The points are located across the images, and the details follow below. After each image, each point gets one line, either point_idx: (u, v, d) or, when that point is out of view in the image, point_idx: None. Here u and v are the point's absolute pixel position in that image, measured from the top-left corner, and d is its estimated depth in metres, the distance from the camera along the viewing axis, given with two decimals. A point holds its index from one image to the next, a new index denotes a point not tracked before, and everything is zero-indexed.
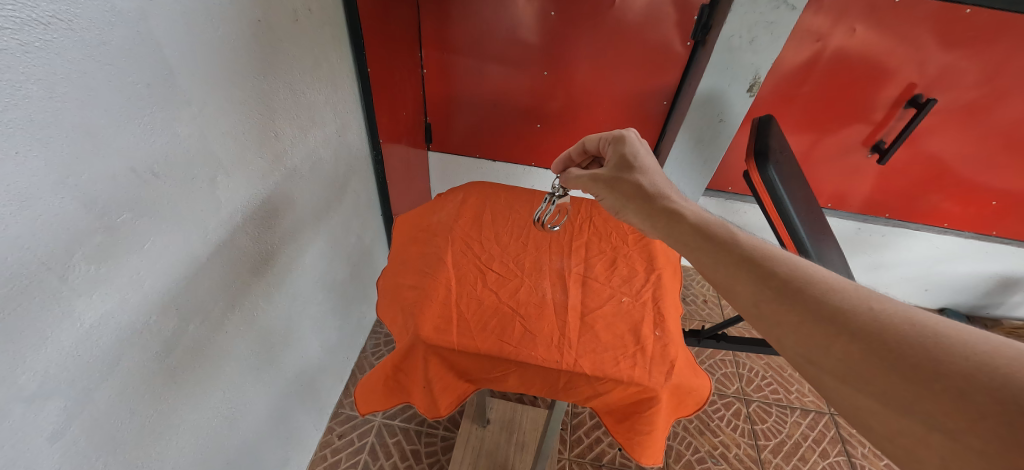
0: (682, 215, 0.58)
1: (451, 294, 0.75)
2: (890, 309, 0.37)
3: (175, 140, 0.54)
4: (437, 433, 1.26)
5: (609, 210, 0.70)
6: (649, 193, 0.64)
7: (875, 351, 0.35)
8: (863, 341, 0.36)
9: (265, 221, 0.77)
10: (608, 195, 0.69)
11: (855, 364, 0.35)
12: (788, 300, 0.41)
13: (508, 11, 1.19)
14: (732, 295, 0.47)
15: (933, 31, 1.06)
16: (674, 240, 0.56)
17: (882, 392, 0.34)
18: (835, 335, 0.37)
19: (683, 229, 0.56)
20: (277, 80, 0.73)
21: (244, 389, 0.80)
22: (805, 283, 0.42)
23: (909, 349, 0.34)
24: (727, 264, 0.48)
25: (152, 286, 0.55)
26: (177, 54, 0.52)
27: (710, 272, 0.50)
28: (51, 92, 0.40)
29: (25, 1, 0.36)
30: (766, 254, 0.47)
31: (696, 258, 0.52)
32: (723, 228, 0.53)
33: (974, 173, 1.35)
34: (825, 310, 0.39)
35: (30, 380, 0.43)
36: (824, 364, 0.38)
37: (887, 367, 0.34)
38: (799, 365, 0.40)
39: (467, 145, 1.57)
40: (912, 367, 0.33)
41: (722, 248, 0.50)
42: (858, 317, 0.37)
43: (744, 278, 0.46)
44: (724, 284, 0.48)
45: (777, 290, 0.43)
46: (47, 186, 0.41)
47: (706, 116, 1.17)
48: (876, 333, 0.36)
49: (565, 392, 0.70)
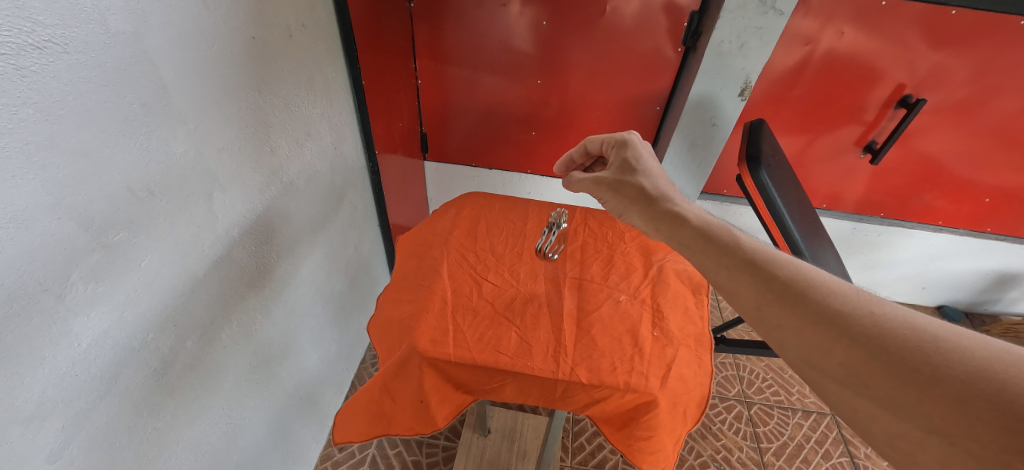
0: (684, 220, 0.58)
1: (448, 307, 0.75)
2: (891, 313, 0.37)
3: (171, 158, 0.55)
4: (438, 444, 1.26)
5: (612, 213, 0.70)
6: (648, 196, 0.65)
7: (876, 354, 0.35)
8: (864, 345, 0.36)
9: (263, 236, 0.78)
10: (610, 199, 0.70)
11: (856, 367, 0.36)
12: (790, 304, 0.42)
13: (500, 20, 1.20)
14: (734, 299, 0.47)
15: (920, 32, 1.08)
16: (678, 244, 0.57)
17: (882, 395, 0.34)
18: (835, 338, 0.38)
19: (686, 232, 0.57)
20: (275, 95, 0.75)
21: (243, 404, 0.80)
22: (806, 287, 0.43)
23: (907, 353, 0.34)
24: (730, 268, 0.48)
25: (151, 302, 0.55)
26: (171, 74, 0.53)
27: (713, 275, 0.50)
28: (48, 114, 0.40)
29: (21, 26, 0.36)
30: (768, 257, 0.47)
31: (698, 259, 0.53)
32: (725, 231, 0.54)
33: (967, 171, 1.37)
34: (825, 313, 0.39)
35: (27, 402, 0.43)
36: (825, 368, 0.38)
37: (888, 371, 0.34)
38: (802, 368, 0.41)
39: (463, 154, 1.58)
40: (911, 371, 0.33)
41: (725, 251, 0.50)
42: (859, 321, 0.38)
43: (746, 281, 0.46)
44: (728, 290, 0.48)
45: (779, 293, 0.43)
46: (44, 208, 0.41)
47: (700, 120, 1.18)
48: (876, 338, 0.36)
49: (562, 401, 0.70)
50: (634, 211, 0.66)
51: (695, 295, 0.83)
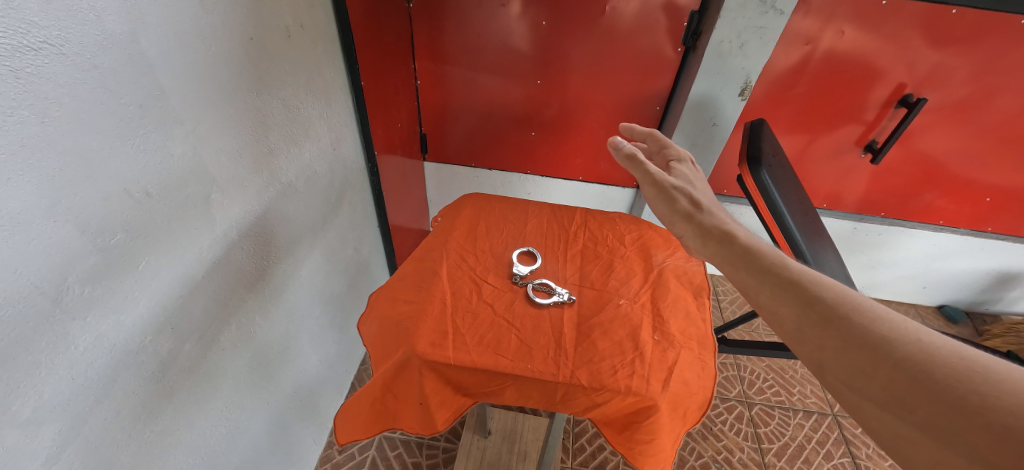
0: (729, 233, 0.56)
1: (447, 309, 0.75)
2: (938, 341, 0.34)
3: (167, 160, 0.54)
4: (439, 445, 1.26)
5: (655, 209, 0.65)
6: (695, 204, 0.63)
7: (919, 380, 0.32)
8: (907, 371, 0.33)
9: (261, 239, 0.77)
10: (660, 193, 0.65)
11: (897, 393, 0.33)
12: (831, 326, 0.39)
13: (500, 20, 1.20)
14: (774, 319, 0.44)
15: (920, 31, 1.08)
16: (723, 259, 0.54)
17: (925, 423, 0.31)
18: (878, 361, 0.35)
19: (731, 248, 0.54)
20: (273, 96, 0.75)
21: (242, 407, 0.79)
22: (849, 309, 0.39)
23: (952, 380, 0.31)
24: (772, 285, 0.45)
25: (148, 305, 0.55)
26: (169, 75, 0.52)
27: (753, 293, 0.47)
28: (44, 116, 0.40)
29: (16, 28, 0.36)
30: (814, 278, 0.44)
31: (742, 275, 0.49)
32: (770, 250, 0.51)
33: (968, 170, 1.36)
34: (869, 338, 0.36)
35: (24, 406, 0.43)
36: (865, 390, 0.35)
37: (930, 398, 0.31)
38: (840, 394, 0.37)
39: (463, 155, 1.57)
40: (956, 398, 0.30)
41: (769, 269, 0.47)
42: (903, 347, 0.35)
43: (789, 300, 0.43)
44: (766, 306, 0.45)
45: (822, 315, 0.40)
46: (40, 211, 0.41)
47: (700, 120, 1.18)
48: (920, 363, 0.33)
49: (563, 404, 0.70)
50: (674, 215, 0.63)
51: (691, 295, 0.83)
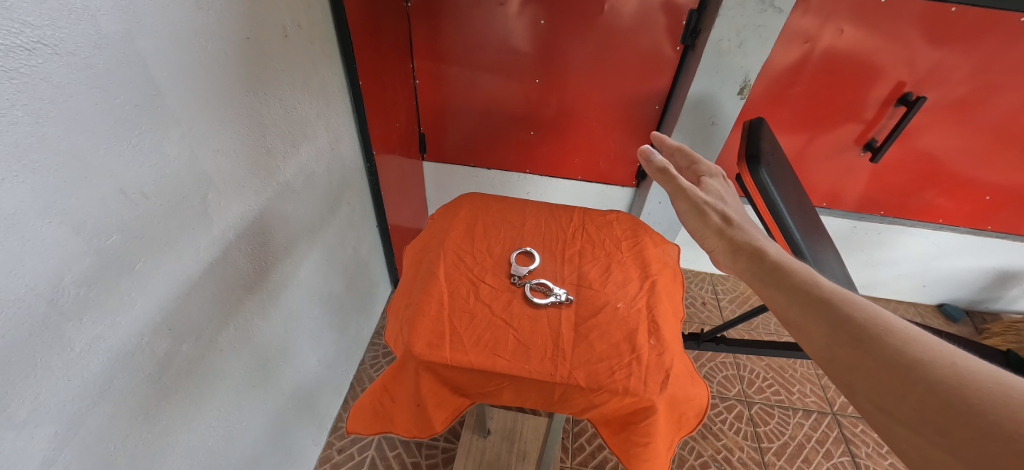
0: (760, 249, 0.54)
1: (444, 309, 0.74)
2: (975, 366, 0.33)
3: (163, 160, 0.54)
4: (438, 446, 1.25)
5: (683, 221, 0.64)
6: (726, 220, 0.60)
7: (954, 404, 0.31)
8: (941, 394, 0.32)
9: (258, 240, 0.77)
10: (688, 207, 0.63)
11: (930, 415, 0.32)
12: (863, 345, 0.38)
13: (498, 19, 1.20)
14: (804, 337, 0.43)
15: (919, 29, 1.07)
16: (753, 274, 0.52)
17: (957, 447, 0.30)
18: (910, 383, 0.34)
19: (762, 264, 0.52)
20: (270, 96, 0.74)
21: (240, 408, 0.79)
22: (882, 329, 0.39)
23: (988, 406, 0.30)
24: (804, 303, 0.45)
25: (143, 307, 0.54)
26: (165, 75, 0.52)
27: (783, 310, 0.46)
28: (38, 116, 0.39)
29: (9, 28, 0.36)
30: (846, 297, 0.43)
31: (774, 292, 0.48)
32: (803, 268, 0.50)
33: (968, 169, 1.36)
34: (901, 359, 0.36)
35: (19, 408, 0.42)
36: (897, 412, 0.34)
37: (965, 423, 0.30)
38: (870, 414, 0.36)
39: (462, 155, 1.57)
40: (992, 425, 0.29)
41: (800, 286, 0.46)
42: (937, 369, 0.34)
43: (818, 318, 0.42)
44: (797, 325, 0.44)
45: (853, 334, 0.39)
46: (35, 211, 0.41)
47: (699, 118, 1.17)
48: (956, 387, 0.32)
49: (560, 405, 0.70)
50: (705, 228, 0.61)
51: (680, 311, 0.84)
